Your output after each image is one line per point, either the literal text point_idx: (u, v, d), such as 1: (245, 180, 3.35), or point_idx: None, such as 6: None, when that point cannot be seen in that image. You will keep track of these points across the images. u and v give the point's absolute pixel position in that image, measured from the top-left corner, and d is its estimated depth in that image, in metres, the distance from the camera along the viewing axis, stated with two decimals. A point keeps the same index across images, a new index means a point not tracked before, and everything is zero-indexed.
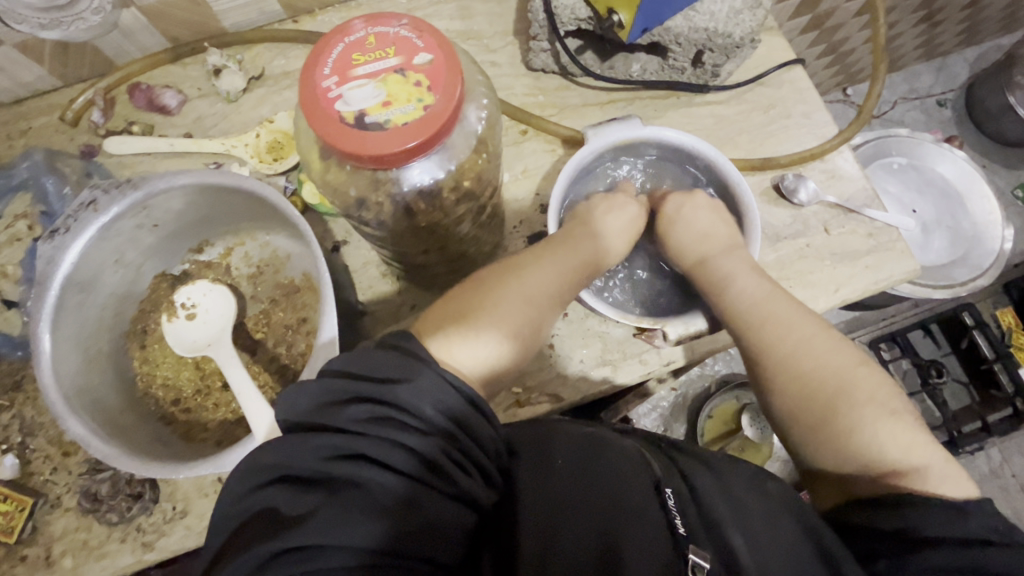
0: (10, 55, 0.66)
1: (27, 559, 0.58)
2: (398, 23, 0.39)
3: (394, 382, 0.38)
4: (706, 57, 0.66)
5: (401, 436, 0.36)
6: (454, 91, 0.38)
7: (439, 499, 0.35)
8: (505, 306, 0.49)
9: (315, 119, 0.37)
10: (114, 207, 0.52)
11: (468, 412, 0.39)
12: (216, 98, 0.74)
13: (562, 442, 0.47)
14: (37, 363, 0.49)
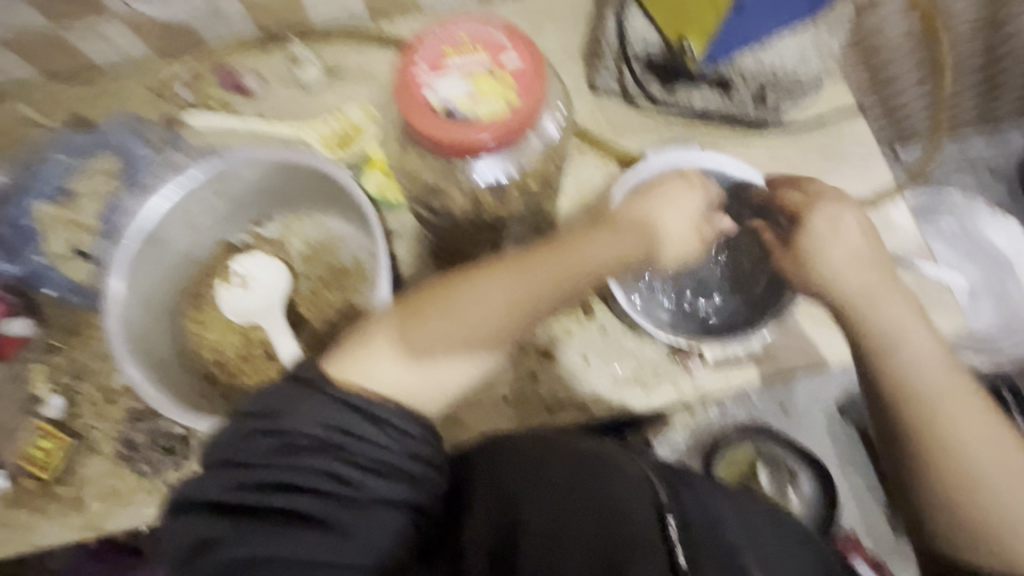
0: (116, 25, 0.72)
1: (59, 497, 0.61)
2: (490, 25, 0.42)
3: (277, 414, 0.43)
4: (770, 95, 0.68)
5: (304, 459, 0.42)
6: (538, 95, 0.40)
7: (347, 506, 0.41)
8: (462, 320, 0.48)
9: (404, 106, 0.40)
10: (199, 175, 0.58)
11: (365, 426, 0.44)
12: (292, 84, 0.77)
13: (560, 460, 0.48)
14: (110, 303, 0.54)
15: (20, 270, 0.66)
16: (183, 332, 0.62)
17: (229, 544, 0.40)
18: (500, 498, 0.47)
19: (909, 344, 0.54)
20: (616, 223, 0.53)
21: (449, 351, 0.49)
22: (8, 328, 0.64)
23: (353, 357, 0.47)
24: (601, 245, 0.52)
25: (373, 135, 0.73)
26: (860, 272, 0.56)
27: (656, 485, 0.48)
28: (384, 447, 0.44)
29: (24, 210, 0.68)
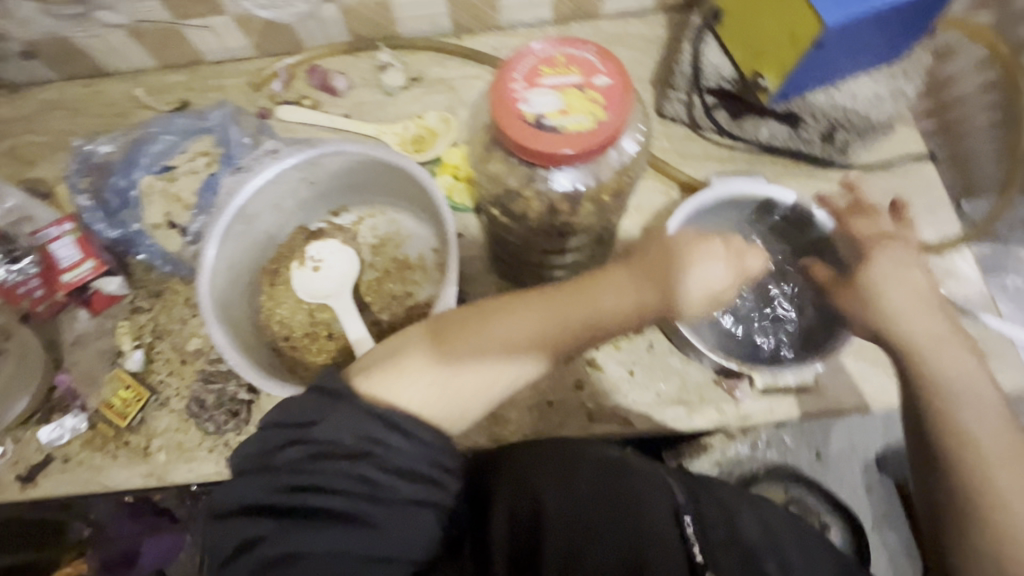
0: (229, 24, 0.79)
1: (129, 445, 0.66)
2: (585, 47, 0.45)
3: (309, 424, 0.43)
4: (839, 134, 0.69)
5: (331, 466, 0.41)
6: (624, 114, 0.43)
7: (386, 504, 0.41)
8: (493, 344, 0.47)
9: (499, 113, 0.43)
10: (290, 158, 0.61)
11: (394, 432, 0.43)
12: (376, 89, 0.83)
13: (586, 469, 0.50)
14: (201, 269, 0.57)
15: (116, 233, 0.72)
16: (259, 305, 0.67)
17: (274, 543, 0.39)
18: (522, 489, 0.49)
19: (955, 376, 0.51)
20: (655, 258, 0.48)
21: (474, 371, 0.47)
22: (103, 285, 0.70)
23: (376, 375, 0.46)
24: (621, 280, 0.48)
25: (447, 142, 0.78)
26: (915, 311, 0.53)
27: (675, 488, 0.51)
28: (413, 456, 0.43)
29: (131, 181, 0.75)
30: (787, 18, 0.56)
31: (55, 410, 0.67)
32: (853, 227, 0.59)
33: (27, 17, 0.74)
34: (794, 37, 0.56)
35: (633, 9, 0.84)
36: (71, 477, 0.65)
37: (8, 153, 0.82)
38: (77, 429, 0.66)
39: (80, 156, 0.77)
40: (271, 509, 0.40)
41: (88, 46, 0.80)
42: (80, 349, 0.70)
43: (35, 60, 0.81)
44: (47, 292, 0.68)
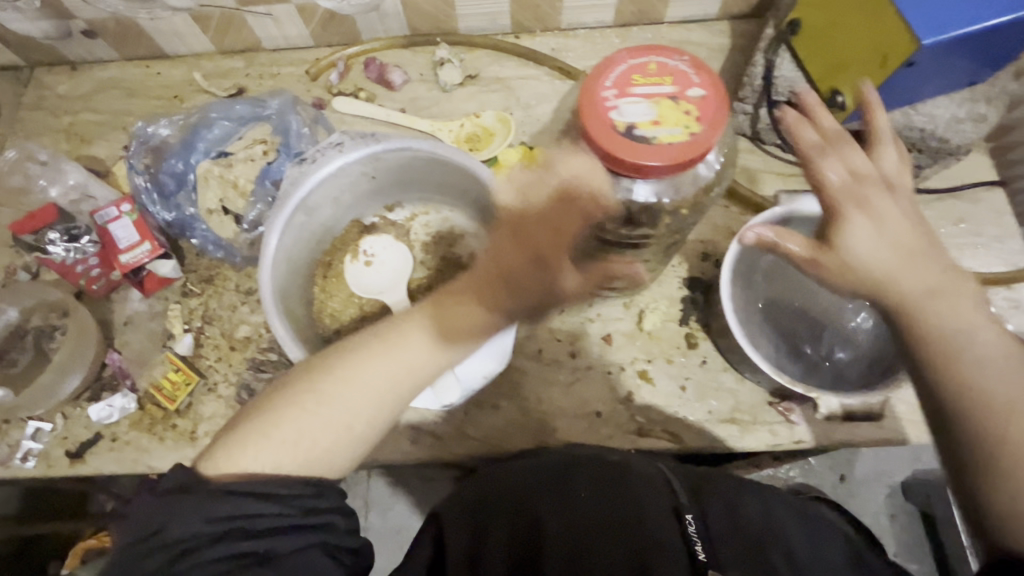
0: (291, 12, 0.79)
1: (176, 429, 0.66)
2: (678, 57, 0.44)
3: (156, 530, 0.41)
4: (911, 157, 0.67)
5: (205, 555, 0.40)
6: (717, 128, 0.42)
7: (282, 559, 0.41)
8: (358, 382, 0.47)
9: (589, 119, 0.42)
10: (355, 151, 0.60)
11: (258, 497, 0.42)
12: (433, 85, 0.83)
13: (577, 477, 0.52)
14: (264, 260, 0.57)
15: (171, 216, 0.73)
16: (311, 296, 0.67)
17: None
18: (519, 515, 0.51)
19: (963, 333, 0.40)
20: (494, 264, 0.50)
21: (339, 411, 0.47)
22: (156, 268, 0.70)
23: (238, 450, 0.45)
24: (470, 289, 0.50)
25: (503, 142, 0.77)
26: (912, 259, 0.43)
27: (676, 490, 0.51)
28: (286, 509, 0.43)
29: (188, 165, 0.75)
30: (875, 37, 0.54)
31: (105, 389, 0.67)
32: (824, 172, 0.47)
33: None
34: (881, 58, 0.54)
35: (696, 16, 0.83)
36: (118, 456, 0.65)
37: (65, 129, 0.82)
38: (126, 408, 0.67)
39: (140, 138, 0.76)
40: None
41: (150, 28, 0.80)
42: (131, 330, 0.70)
43: (96, 39, 0.82)
44: (104, 271, 0.69)
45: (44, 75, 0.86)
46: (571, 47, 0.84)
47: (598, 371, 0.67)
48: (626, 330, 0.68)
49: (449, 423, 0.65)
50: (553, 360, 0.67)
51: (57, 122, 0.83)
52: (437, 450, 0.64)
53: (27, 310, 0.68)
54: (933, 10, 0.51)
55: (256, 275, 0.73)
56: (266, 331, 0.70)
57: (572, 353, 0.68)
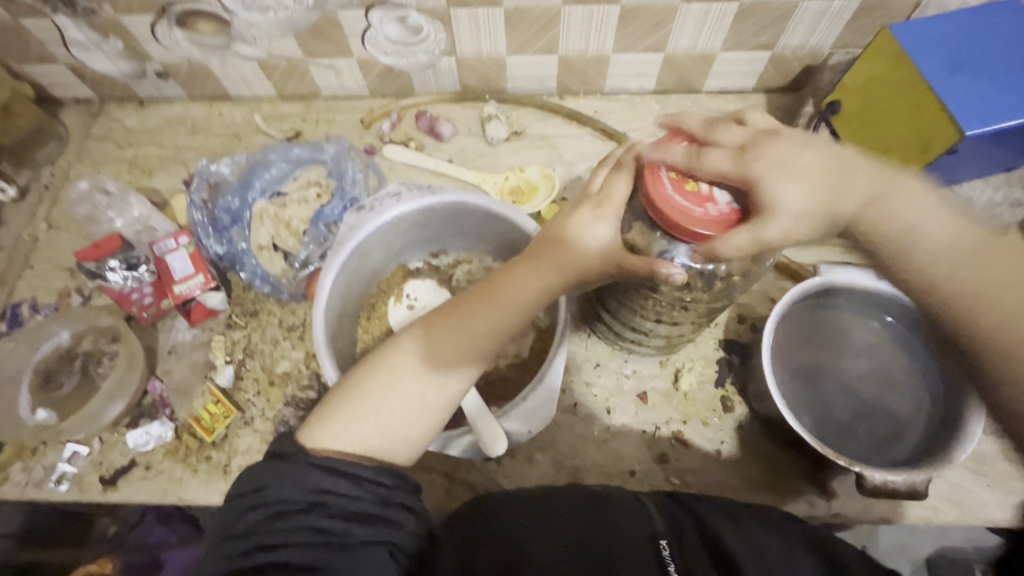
0: (352, 66, 0.84)
1: (210, 461, 0.66)
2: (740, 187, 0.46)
3: (260, 489, 0.43)
4: None
5: (293, 522, 0.41)
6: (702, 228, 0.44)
7: (346, 554, 0.41)
8: (401, 381, 0.48)
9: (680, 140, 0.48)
10: (411, 203, 0.64)
11: (345, 483, 0.43)
12: (480, 139, 0.87)
13: (566, 503, 0.49)
14: (318, 301, 0.58)
15: (223, 249, 0.75)
16: (356, 336, 0.69)
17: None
18: (505, 535, 0.46)
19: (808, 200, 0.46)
20: (547, 253, 0.51)
21: (394, 404, 0.47)
22: (206, 299, 0.72)
23: (325, 428, 0.46)
24: (528, 276, 0.51)
25: (547, 197, 0.80)
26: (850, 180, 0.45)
27: (655, 518, 0.48)
28: (369, 496, 0.43)
29: (243, 203, 0.77)
30: (917, 125, 0.56)
31: (144, 416, 0.69)
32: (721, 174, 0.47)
33: (173, 42, 0.79)
34: (923, 143, 0.57)
35: (734, 88, 0.87)
36: (150, 486, 0.65)
37: (129, 162, 0.87)
38: (163, 437, 0.67)
39: (201, 175, 0.80)
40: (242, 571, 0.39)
41: (220, 73, 0.85)
42: (175, 359, 0.72)
43: (168, 80, 0.87)
44: (156, 300, 0.72)
45: (114, 109, 0.91)
46: (613, 110, 0.89)
47: (633, 429, 0.67)
48: (661, 388, 0.69)
49: (481, 473, 0.65)
50: (588, 415, 0.67)
51: (122, 154, 0.87)
52: (469, 499, 0.64)
53: (78, 334, 0.71)
54: (969, 104, 0.53)
55: (299, 312, 0.74)
56: (306, 367, 0.71)
57: (607, 409, 0.68)
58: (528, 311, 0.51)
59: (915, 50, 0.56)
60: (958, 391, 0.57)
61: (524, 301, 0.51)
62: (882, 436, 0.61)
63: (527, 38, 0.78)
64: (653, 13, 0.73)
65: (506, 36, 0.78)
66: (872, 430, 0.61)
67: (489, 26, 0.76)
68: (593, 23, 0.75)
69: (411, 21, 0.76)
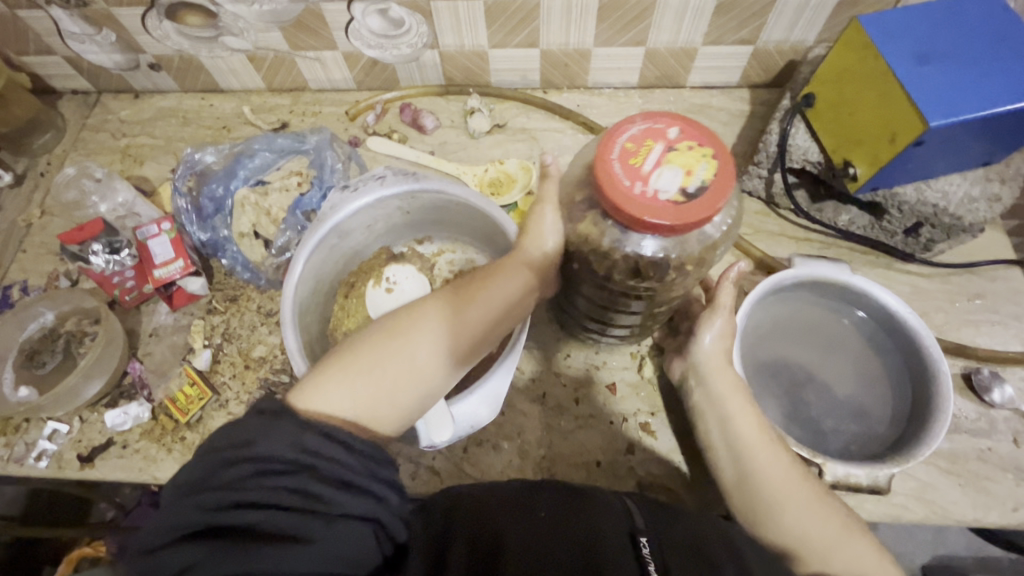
0: (338, 59, 0.85)
1: (184, 441, 0.68)
2: (676, 176, 0.46)
3: (247, 443, 0.40)
4: (923, 231, 0.67)
5: (278, 481, 0.38)
6: (626, 203, 0.45)
7: (329, 525, 0.38)
8: (396, 345, 0.47)
9: (645, 119, 0.49)
10: (393, 187, 0.64)
11: (336, 449, 0.41)
12: (462, 131, 0.88)
13: (545, 498, 0.47)
14: (292, 273, 0.60)
15: (206, 236, 0.77)
16: (329, 314, 0.69)
17: (210, 564, 0.34)
18: (481, 524, 0.44)
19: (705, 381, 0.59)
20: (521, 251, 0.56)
21: (386, 368, 0.46)
22: (186, 284, 0.74)
23: (317, 389, 0.45)
24: (509, 273, 0.54)
25: (524, 188, 0.81)
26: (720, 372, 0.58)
27: (634, 514, 0.47)
28: (356, 466, 0.41)
29: (227, 191, 0.79)
30: (886, 115, 0.56)
31: (123, 396, 0.70)
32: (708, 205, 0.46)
33: (163, 34, 0.81)
34: (891, 135, 0.56)
35: (718, 83, 0.87)
36: (125, 464, 0.67)
37: (122, 151, 0.89)
38: (140, 417, 0.69)
39: (187, 163, 0.81)
40: (210, 525, 0.36)
41: (209, 66, 0.87)
42: (155, 341, 0.74)
43: (161, 72, 0.89)
44: (138, 283, 0.74)
45: (110, 101, 0.94)
46: (595, 105, 0.89)
47: (600, 419, 0.67)
48: (630, 380, 0.69)
49: (447, 460, 0.66)
50: (557, 404, 0.68)
51: (115, 143, 0.90)
52: (434, 484, 0.65)
53: (63, 315, 0.73)
54: (939, 94, 0.52)
55: (278, 298, 0.76)
56: (280, 353, 0.72)
57: (575, 399, 0.68)
58: (516, 301, 0.54)
59: (883, 42, 0.55)
60: (923, 390, 0.58)
61: (504, 296, 0.53)
62: (852, 431, 0.60)
63: (507, 32, 0.79)
64: (631, 7, 0.73)
65: (486, 29, 0.78)
66: (841, 425, 0.61)
67: (469, 19, 0.76)
68: (571, 17, 0.75)
69: (392, 14, 0.77)
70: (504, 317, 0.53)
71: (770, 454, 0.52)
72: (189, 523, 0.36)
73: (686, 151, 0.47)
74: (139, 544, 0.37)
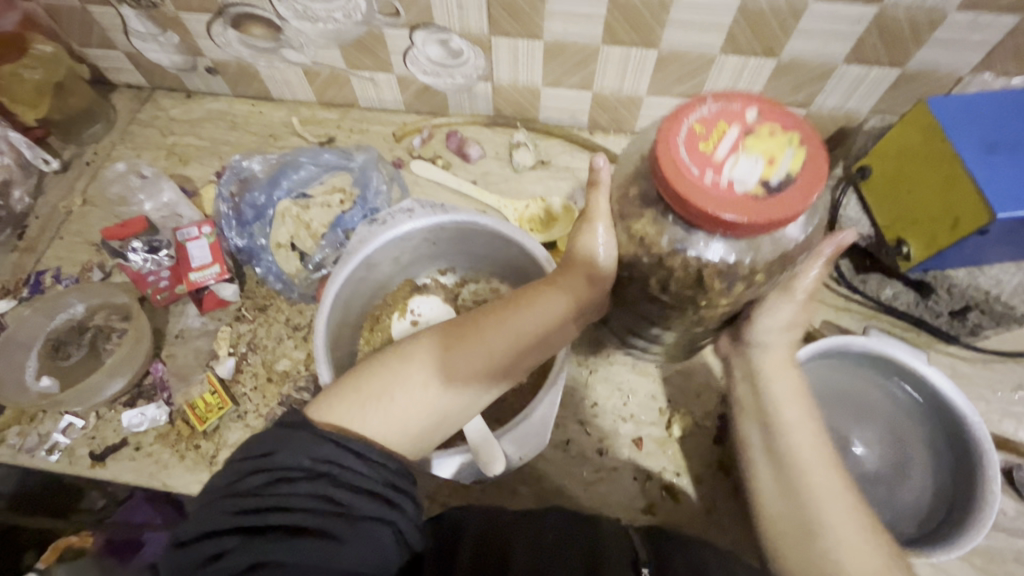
0: (392, 82, 0.86)
1: (198, 450, 0.66)
2: (753, 166, 0.43)
3: (268, 453, 0.40)
4: (971, 315, 0.66)
5: (297, 487, 0.39)
6: (699, 197, 0.42)
7: (349, 525, 0.38)
8: (409, 371, 0.46)
9: (718, 100, 0.46)
10: (424, 220, 0.65)
11: (352, 459, 0.41)
12: (506, 164, 0.88)
13: (553, 517, 0.46)
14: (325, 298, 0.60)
15: (243, 243, 0.77)
16: (357, 348, 0.69)
17: (237, 562, 0.36)
18: (488, 547, 0.43)
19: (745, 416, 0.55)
20: (569, 265, 0.53)
21: (397, 395, 0.45)
22: (219, 289, 0.74)
23: (332, 407, 0.44)
24: (551, 293, 0.52)
25: (564, 229, 0.81)
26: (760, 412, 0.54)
27: (638, 547, 0.44)
28: (373, 474, 0.41)
29: (269, 201, 0.80)
30: (949, 200, 0.55)
31: (143, 396, 0.69)
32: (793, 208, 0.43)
33: (225, 41, 0.82)
34: (953, 220, 0.55)
35: None
36: (137, 467, 0.66)
37: (168, 148, 0.90)
38: (157, 420, 0.68)
39: (234, 169, 0.82)
40: (237, 531, 0.37)
41: (265, 75, 0.89)
42: (181, 343, 0.73)
43: (216, 76, 0.90)
44: (171, 284, 0.73)
45: (163, 97, 0.95)
46: None
47: (623, 474, 0.65)
48: (657, 436, 0.67)
49: (463, 500, 0.64)
50: (580, 453, 0.66)
51: (163, 140, 0.91)
52: None
53: (92, 309, 0.73)
54: (1010, 186, 0.51)
55: (308, 313, 0.75)
56: (304, 369, 0.71)
57: (600, 450, 0.66)
58: (552, 326, 0.51)
59: (952, 128, 0.55)
60: (967, 476, 0.56)
61: (542, 314, 0.50)
62: (888, 509, 0.59)
63: (563, 72, 0.79)
64: (690, 61, 0.73)
65: (543, 68, 0.79)
66: (877, 501, 0.60)
67: (528, 57, 0.77)
68: (629, 65, 0.76)
69: (452, 45, 0.78)
70: (541, 336, 0.50)
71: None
72: (214, 527, 0.37)
73: (764, 143, 0.45)
74: (173, 540, 0.38)
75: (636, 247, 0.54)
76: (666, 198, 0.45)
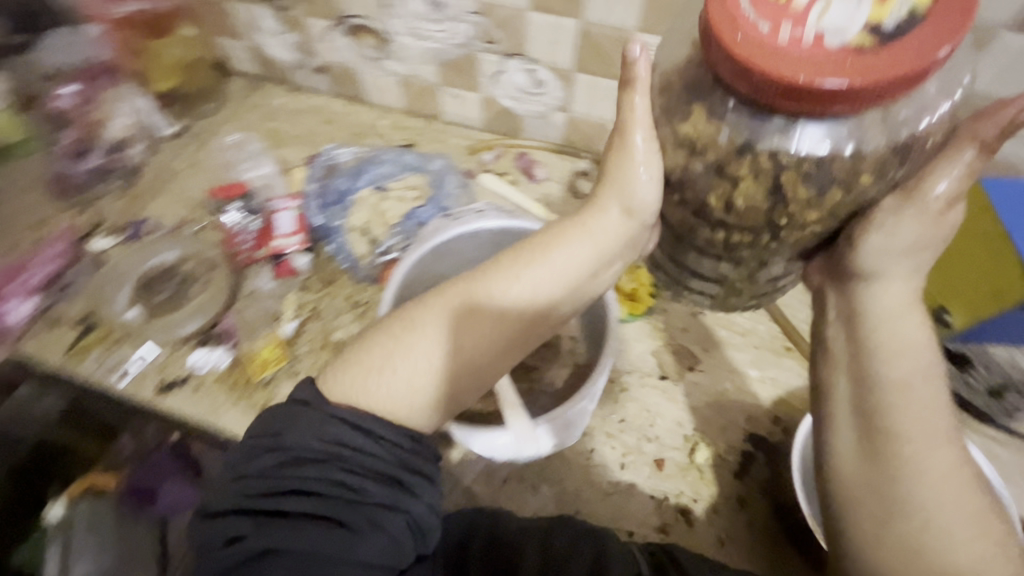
0: (476, 101, 0.94)
1: (251, 397, 0.72)
2: (845, 15, 0.36)
3: (279, 433, 0.45)
4: (1009, 396, 0.66)
5: (308, 469, 0.43)
6: (773, 59, 0.35)
7: (363, 505, 0.43)
8: (409, 336, 0.49)
9: None
10: (492, 222, 0.71)
11: (359, 443, 0.45)
12: (568, 189, 0.94)
13: (563, 532, 0.50)
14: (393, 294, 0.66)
15: (322, 221, 0.85)
16: None
17: (253, 542, 0.41)
18: (501, 555, 0.49)
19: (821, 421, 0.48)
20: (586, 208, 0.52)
21: (397, 363, 0.48)
22: (294, 258, 0.81)
23: (337, 381, 0.49)
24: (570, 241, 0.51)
25: None
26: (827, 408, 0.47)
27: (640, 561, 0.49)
28: (385, 455, 0.45)
29: (351, 187, 0.88)
30: (994, 275, 0.58)
31: (211, 340, 0.76)
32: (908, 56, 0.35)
33: (338, 45, 0.93)
34: (997, 294, 0.58)
35: None
36: (195, 402, 0.72)
37: (268, 131, 1.00)
38: (219, 364, 0.74)
39: (325, 156, 0.91)
40: (255, 510, 0.43)
41: (365, 80, 0.98)
42: (252, 300, 0.80)
43: (322, 75, 1.00)
44: (255, 246, 0.81)
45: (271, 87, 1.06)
46: None
47: (641, 491, 0.67)
48: (679, 461, 0.69)
49: (485, 486, 0.67)
50: (601, 464, 0.68)
51: (265, 123, 1.01)
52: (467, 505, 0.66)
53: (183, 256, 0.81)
54: None
55: (367, 293, 0.81)
56: None
57: (621, 465, 0.68)
58: (568, 276, 0.51)
59: (1005, 208, 0.58)
60: None
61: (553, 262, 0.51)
62: None
63: None
64: None
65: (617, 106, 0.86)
66: None
67: (605, 95, 0.84)
68: None
69: (538, 75, 0.86)
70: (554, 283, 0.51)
71: (912, 459, 0.41)
72: (234, 504, 0.43)
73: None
74: (205, 515, 0.45)
75: (687, 158, 0.46)
76: (722, 74, 0.38)
